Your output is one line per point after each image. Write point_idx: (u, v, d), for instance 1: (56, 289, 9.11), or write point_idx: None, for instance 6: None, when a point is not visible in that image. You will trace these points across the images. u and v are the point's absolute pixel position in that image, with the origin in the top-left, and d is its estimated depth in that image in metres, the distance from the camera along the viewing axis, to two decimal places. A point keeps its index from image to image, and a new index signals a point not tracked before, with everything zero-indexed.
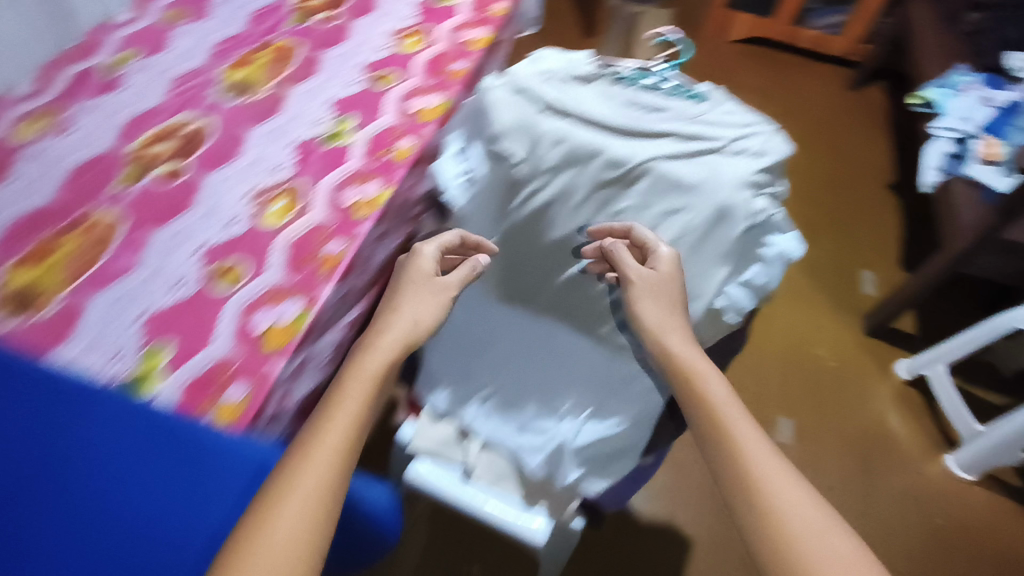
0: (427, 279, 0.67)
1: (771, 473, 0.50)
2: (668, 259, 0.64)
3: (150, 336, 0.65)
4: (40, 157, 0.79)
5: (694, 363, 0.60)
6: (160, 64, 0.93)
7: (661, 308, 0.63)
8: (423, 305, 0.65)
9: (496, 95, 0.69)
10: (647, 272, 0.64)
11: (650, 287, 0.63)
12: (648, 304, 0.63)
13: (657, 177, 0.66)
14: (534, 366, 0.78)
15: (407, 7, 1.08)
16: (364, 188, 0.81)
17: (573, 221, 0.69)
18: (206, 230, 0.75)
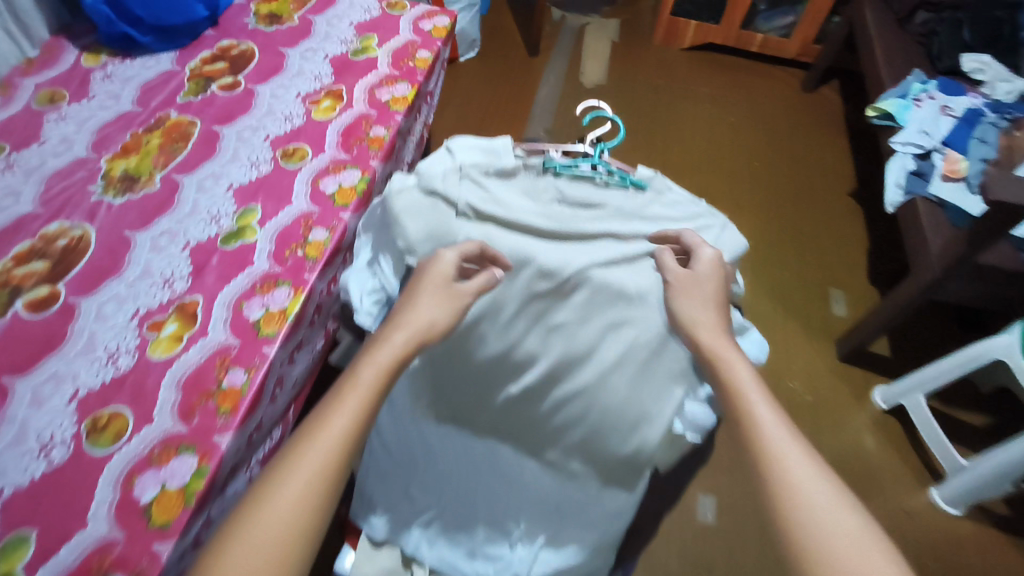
0: (445, 285, 0.54)
1: (798, 463, 0.42)
2: (714, 259, 0.55)
3: (7, 527, 0.54)
4: None
5: (714, 341, 0.51)
6: (30, 159, 0.79)
7: (705, 304, 0.53)
8: (438, 311, 0.53)
9: (406, 196, 0.59)
10: (688, 271, 0.55)
11: (692, 286, 0.54)
12: (679, 300, 0.54)
13: (596, 288, 0.58)
14: (478, 484, 0.68)
15: (318, 65, 0.96)
16: (270, 298, 0.71)
17: (505, 338, 0.60)
18: (81, 372, 0.64)
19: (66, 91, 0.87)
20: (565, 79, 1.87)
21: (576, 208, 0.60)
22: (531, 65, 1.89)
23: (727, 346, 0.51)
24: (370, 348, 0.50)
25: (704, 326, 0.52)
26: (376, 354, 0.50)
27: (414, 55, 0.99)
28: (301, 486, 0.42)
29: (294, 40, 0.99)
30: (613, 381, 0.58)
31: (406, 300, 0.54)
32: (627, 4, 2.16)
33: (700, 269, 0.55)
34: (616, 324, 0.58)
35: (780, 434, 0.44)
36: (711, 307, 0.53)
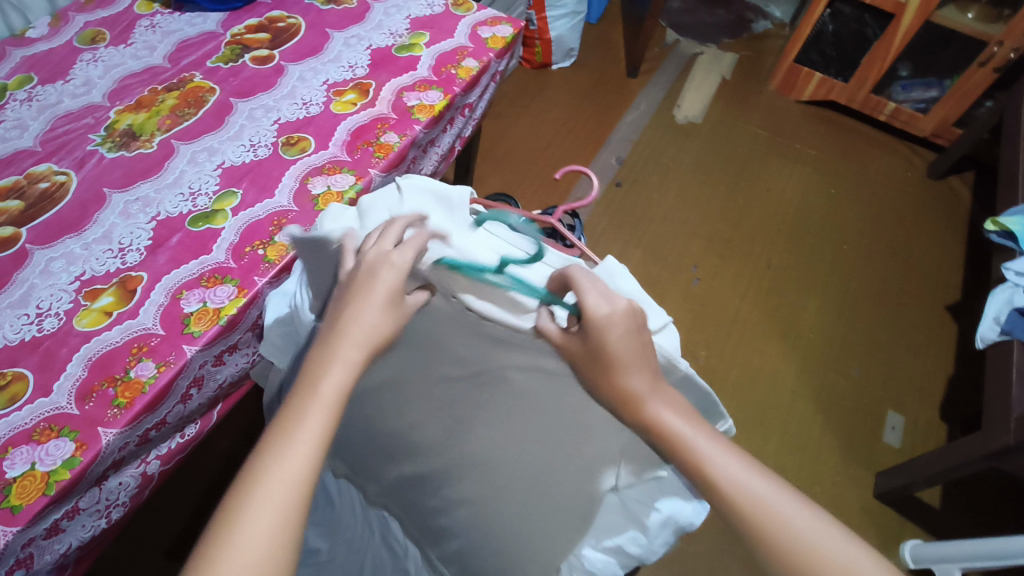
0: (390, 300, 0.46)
1: (777, 508, 0.41)
2: (597, 309, 0.46)
3: None
4: None
5: (650, 401, 0.47)
6: (50, 96, 0.81)
7: (623, 371, 0.47)
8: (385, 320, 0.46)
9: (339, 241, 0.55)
10: (577, 339, 0.49)
11: (595, 357, 0.47)
12: (602, 380, 0.48)
13: (509, 390, 0.57)
14: (370, 547, 0.65)
15: (358, 54, 0.91)
16: (212, 293, 0.67)
17: (409, 411, 0.60)
18: (8, 324, 0.63)
19: (109, 35, 0.89)
20: (656, 110, 1.75)
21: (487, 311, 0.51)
22: (625, 87, 1.78)
23: (668, 404, 0.47)
24: (321, 360, 0.44)
25: (641, 391, 0.47)
26: (333, 372, 0.43)
27: (459, 63, 0.92)
28: (281, 511, 0.37)
29: (344, 23, 0.95)
30: (508, 485, 0.57)
31: (346, 302, 0.46)
32: (753, 39, 1.99)
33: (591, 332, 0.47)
34: (520, 435, 0.58)
35: (744, 474, 0.43)
36: (631, 376, 0.47)
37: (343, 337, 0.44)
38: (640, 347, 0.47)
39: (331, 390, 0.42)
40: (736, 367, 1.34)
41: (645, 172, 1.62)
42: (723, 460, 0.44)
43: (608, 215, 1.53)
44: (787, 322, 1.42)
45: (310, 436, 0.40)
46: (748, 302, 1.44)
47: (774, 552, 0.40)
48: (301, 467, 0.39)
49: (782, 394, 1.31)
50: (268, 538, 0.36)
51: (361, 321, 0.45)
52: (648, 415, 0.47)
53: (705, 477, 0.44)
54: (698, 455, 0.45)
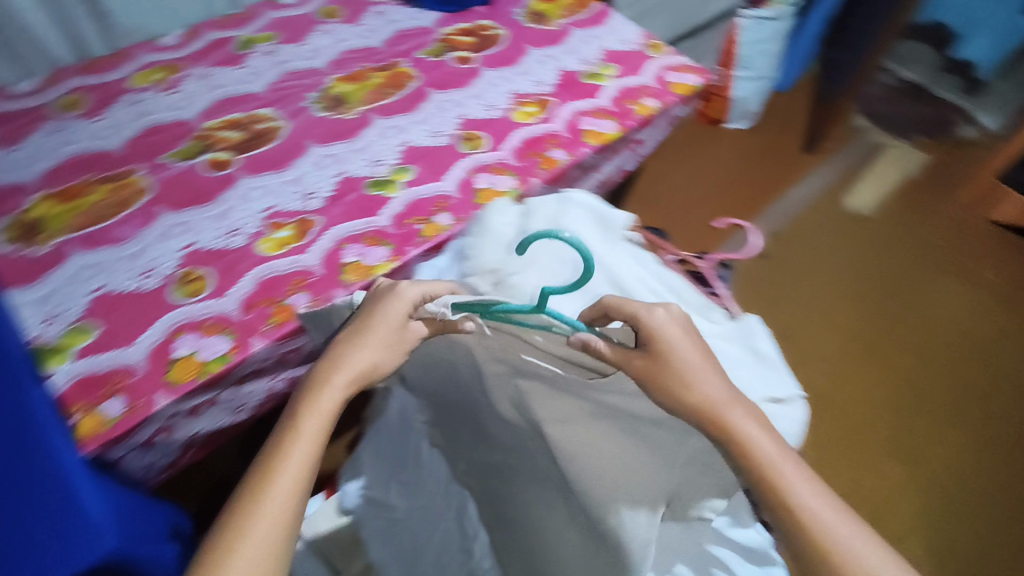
0: (395, 326, 0.57)
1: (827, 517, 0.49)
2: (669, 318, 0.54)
3: (88, 313, 0.67)
4: (135, 106, 0.88)
5: (721, 417, 0.52)
6: (285, 55, 0.96)
7: (696, 385, 0.53)
8: (382, 356, 0.57)
9: (467, 248, 0.59)
10: (649, 355, 0.53)
11: (671, 378, 0.53)
12: (676, 391, 0.53)
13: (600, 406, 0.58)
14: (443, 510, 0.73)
15: (548, 72, 0.97)
16: (368, 251, 0.74)
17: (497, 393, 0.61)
18: (206, 231, 0.75)
19: (342, 13, 1.03)
20: (824, 191, 1.68)
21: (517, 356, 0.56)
22: (797, 160, 1.72)
23: (740, 412, 0.53)
24: (313, 389, 0.55)
25: (721, 400, 0.53)
26: (320, 398, 0.55)
27: (640, 100, 0.95)
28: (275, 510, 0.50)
29: (542, 42, 1.01)
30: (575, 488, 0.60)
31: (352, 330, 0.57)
32: (954, 144, 1.84)
33: (654, 337, 0.54)
34: (582, 438, 0.59)
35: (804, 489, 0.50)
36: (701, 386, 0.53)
37: (336, 367, 0.56)
38: (702, 355, 0.54)
39: (315, 409, 0.54)
40: (842, 477, 1.25)
41: (795, 250, 1.56)
42: (787, 467, 0.51)
43: (743, 282, 1.49)
44: (915, 449, 1.30)
45: (299, 448, 0.53)
46: (875, 413, 1.33)
47: (824, 557, 0.47)
48: (290, 474, 0.51)
49: (889, 520, 1.20)
50: (268, 533, 0.49)
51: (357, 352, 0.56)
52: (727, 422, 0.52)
53: (773, 491, 0.50)
54: (768, 467, 0.51)
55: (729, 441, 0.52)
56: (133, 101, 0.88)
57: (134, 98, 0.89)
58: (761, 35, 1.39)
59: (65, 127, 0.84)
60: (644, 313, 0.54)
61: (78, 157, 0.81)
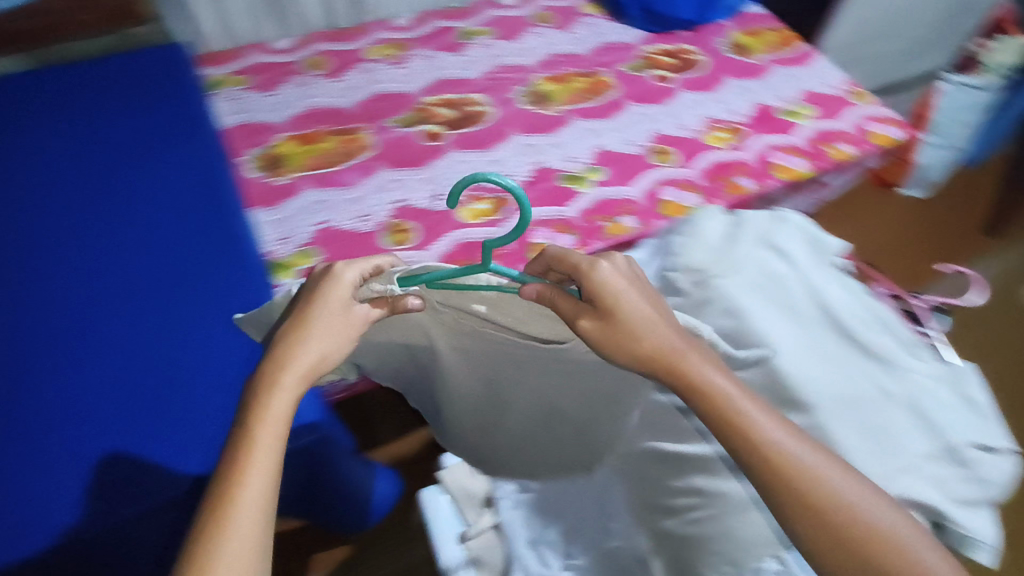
0: (342, 307, 0.50)
1: (868, 509, 0.40)
2: (612, 269, 0.48)
3: (312, 241, 0.77)
4: (368, 74, 0.99)
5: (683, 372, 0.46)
6: (500, 50, 1.05)
7: (648, 332, 0.47)
8: (332, 340, 0.48)
9: (677, 247, 0.59)
10: (602, 312, 0.48)
11: (623, 329, 0.47)
12: (626, 330, 0.47)
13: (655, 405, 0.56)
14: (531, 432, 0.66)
15: (742, 103, 1.00)
16: (556, 237, 0.80)
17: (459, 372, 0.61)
18: (415, 192, 0.83)
19: (554, 20, 1.11)
20: (1009, 273, 1.53)
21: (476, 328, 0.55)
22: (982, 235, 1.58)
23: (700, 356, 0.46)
24: (261, 394, 0.45)
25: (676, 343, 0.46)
26: (276, 401, 0.45)
27: (836, 144, 0.94)
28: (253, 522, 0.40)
29: (741, 74, 1.04)
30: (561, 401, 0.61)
31: (299, 327, 0.48)
32: None
33: (600, 292, 0.48)
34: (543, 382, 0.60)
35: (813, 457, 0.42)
36: (648, 336, 0.46)
37: (282, 366, 0.46)
38: (649, 300, 0.48)
39: (275, 412, 0.45)
40: None
41: None
42: (768, 425, 0.43)
43: None
44: None
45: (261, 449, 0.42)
46: None
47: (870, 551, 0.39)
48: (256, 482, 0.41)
49: None
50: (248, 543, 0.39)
51: (300, 347, 0.47)
52: (680, 370, 0.46)
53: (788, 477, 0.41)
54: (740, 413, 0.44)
55: (697, 394, 0.45)
56: (367, 70, 0.99)
57: (367, 67, 1.00)
58: (960, 101, 1.32)
59: (310, 82, 0.97)
60: (586, 266, 0.49)
61: (318, 109, 0.92)
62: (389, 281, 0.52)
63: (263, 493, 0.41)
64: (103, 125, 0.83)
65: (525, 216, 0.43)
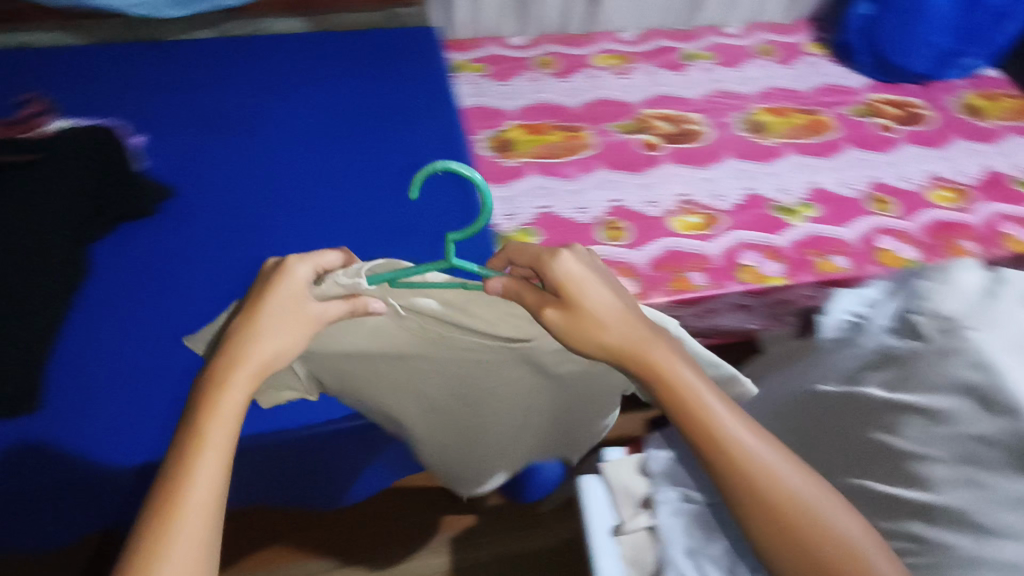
0: (293, 301, 0.43)
1: (834, 519, 0.37)
2: (574, 257, 0.44)
3: (535, 222, 0.83)
4: (594, 79, 1.04)
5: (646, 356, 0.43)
6: (721, 75, 1.06)
7: (606, 317, 0.44)
8: (287, 338, 0.42)
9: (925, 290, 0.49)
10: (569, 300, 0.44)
11: (583, 317, 0.44)
12: (589, 317, 0.44)
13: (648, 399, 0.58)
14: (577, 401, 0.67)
15: (971, 166, 0.96)
16: (766, 262, 0.81)
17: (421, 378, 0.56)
18: (629, 195, 0.87)
19: (777, 54, 1.11)
20: None
21: (443, 330, 0.51)
22: None
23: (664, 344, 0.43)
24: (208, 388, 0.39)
25: (641, 327, 0.44)
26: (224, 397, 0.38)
27: None
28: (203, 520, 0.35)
29: (972, 136, 1.00)
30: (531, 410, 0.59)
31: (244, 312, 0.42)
32: None
33: (563, 281, 0.44)
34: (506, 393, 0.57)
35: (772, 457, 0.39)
36: (607, 332, 0.43)
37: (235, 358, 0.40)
38: (612, 287, 0.45)
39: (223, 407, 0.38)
40: None
41: None
42: (734, 427, 0.40)
43: None
44: None
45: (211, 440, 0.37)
46: None
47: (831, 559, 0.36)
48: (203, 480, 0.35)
49: None
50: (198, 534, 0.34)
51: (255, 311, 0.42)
52: (646, 364, 0.43)
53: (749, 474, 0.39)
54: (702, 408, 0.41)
55: (662, 385, 0.42)
56: (593, 75, 1.04)
57: (593, 72, 1.05)
58: None
59: (540, 79, 1.03)
60: (547, 255, 0.45)
61: (545, 104, 0.98)
62: (357, 275, 0.46)
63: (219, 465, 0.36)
64: (367, 86, 0.93)
65: (485, 197, 0.43)
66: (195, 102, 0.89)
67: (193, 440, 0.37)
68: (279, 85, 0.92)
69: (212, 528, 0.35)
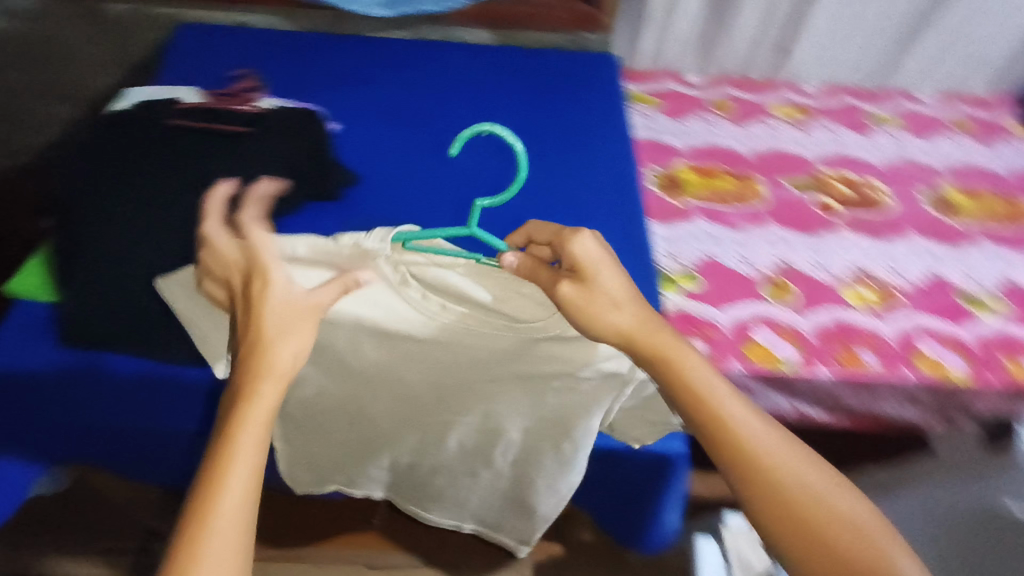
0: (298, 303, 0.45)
1: (833, 498, 0.41)
2: (593, 239, 0.50)
3: (697, 267, 0.81)
4: (771, 129, 1.00)
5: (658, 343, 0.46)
6: (908, 144, 1.00)
7: (610, 305, 0.48)
8: (300, 343, 0.43)
9: None
10: (576, 279, 0.49)
11: (585, 303, 0.48)
12: (590, 304, 0.48)
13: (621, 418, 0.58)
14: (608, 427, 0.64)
15: None
16: (947, 354, 0.74)
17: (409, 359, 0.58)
18: (798, 256, 0.83)
19: (973, 131, 1.03)
20: None
21: (442, 305, 0.57)
22: None
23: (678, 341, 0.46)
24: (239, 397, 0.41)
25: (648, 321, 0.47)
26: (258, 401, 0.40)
27: None
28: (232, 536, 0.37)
29: None
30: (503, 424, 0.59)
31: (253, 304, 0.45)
32: None
33: (574, 260, 0.49)
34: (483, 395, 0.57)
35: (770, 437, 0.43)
36: (621, 313, 0.47)
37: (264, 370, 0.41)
38: (618, 277, 0.49)
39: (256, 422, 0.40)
40: None
41: None
42: (741, 412, 0.44)
43: None
44: None
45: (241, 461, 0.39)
46: None
47: (822, 529, 0.40)
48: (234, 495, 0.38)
49: None
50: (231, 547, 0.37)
51: (270, 306, 0.44)
52: (658, 353, 0.46)
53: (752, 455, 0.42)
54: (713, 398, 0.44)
55: (675, 382, 0.45)
56: (770, 125, 1.01)
57: (771, 121, 1.01)
58: None
59: (714, 121, 1.00)
60: (569, 235, 0.50)
61: (716, 147, 0.96)
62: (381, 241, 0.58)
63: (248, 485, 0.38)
64: (543, 102, 0.95)
65: (519, 152, 0.54)
66: (381, 98, 0.93)
67: (227, 457, 0.38)
68: (462, 92, 0.95)
69: (240, 543, 0.37)
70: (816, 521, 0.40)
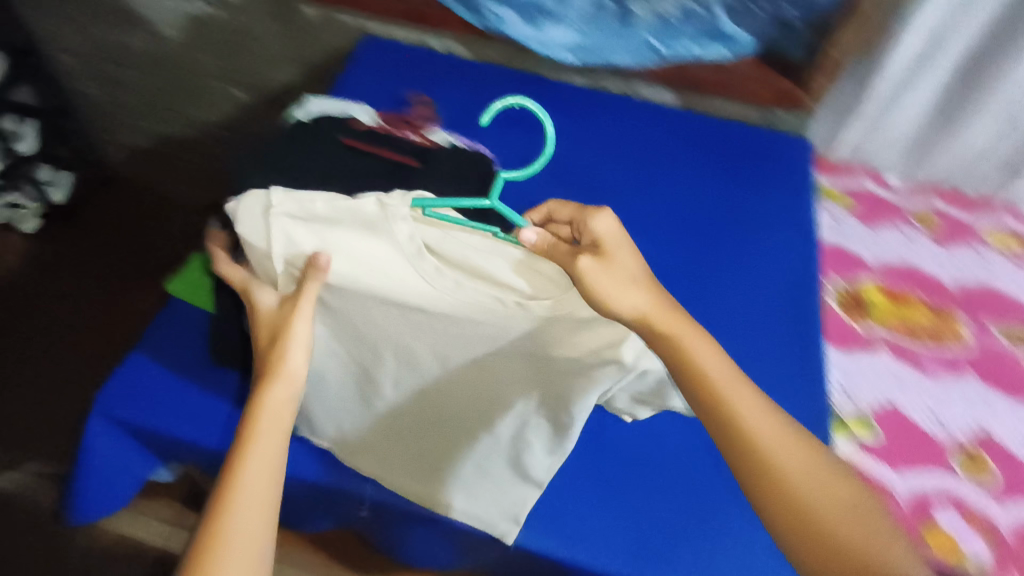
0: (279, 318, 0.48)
1: (821, 477, 0.44)
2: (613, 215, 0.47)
3: (875, 413, 0.71)
4: (983, 257, 0.86)
5: (672, 326, 0.44)
6: None
7: (626, 289, 0.44)
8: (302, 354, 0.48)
9: None
10: (599, 258, 0.45)
11: (607, 289, 0.44)
12: (611, 290, 0.44)
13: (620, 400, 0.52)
14: None
15: None
16: None
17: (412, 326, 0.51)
18: (1001, 424, 0.71)
19: None
20: None
21: (456, 283, 0.47)
22: None
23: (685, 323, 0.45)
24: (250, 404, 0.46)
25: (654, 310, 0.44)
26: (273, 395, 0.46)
27: None
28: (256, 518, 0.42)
29: None
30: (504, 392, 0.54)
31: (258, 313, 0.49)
32: None
33: (597, 238, 0.46)
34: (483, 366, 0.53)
35: (768, 424, 0.45)
36: (640, 292, 0.44)
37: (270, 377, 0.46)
38: (631, 262, 0.46)
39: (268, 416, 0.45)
40: None
41: None
42: (744, 405, 0.44)
43: None
44: None
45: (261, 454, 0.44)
46: None
47: (818, 520, 0.43)
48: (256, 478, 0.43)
49: None
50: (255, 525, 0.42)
51: (262, 321, 0.48)
52: (669, 338, 0.44)
53: (754, 452, 0.44)
54: (722, 391, 0.44)
55: (679, 367, 0.44)
56: (982, 252, 0.86)
57: (984, 249, 0.87)
58: None
59: (913, 235, 0.88)
60: (591, 211, 0.47)
61: (912, 269, 0.84)
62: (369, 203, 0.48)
63: (267, 474, 0.43)
64: (722, 183, 0.86)
65: (548, 132, 0.53)
66: (550, 149, 0.88)
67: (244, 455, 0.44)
68: (635, 159, 0.89)
69: (262, 524, 0.42)
70: (803, 506, 0.43)
